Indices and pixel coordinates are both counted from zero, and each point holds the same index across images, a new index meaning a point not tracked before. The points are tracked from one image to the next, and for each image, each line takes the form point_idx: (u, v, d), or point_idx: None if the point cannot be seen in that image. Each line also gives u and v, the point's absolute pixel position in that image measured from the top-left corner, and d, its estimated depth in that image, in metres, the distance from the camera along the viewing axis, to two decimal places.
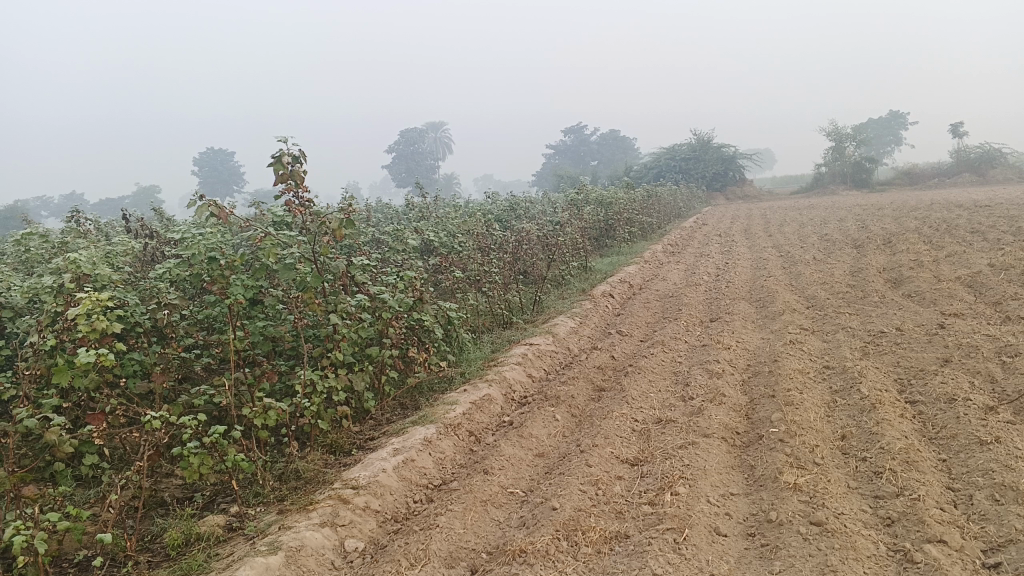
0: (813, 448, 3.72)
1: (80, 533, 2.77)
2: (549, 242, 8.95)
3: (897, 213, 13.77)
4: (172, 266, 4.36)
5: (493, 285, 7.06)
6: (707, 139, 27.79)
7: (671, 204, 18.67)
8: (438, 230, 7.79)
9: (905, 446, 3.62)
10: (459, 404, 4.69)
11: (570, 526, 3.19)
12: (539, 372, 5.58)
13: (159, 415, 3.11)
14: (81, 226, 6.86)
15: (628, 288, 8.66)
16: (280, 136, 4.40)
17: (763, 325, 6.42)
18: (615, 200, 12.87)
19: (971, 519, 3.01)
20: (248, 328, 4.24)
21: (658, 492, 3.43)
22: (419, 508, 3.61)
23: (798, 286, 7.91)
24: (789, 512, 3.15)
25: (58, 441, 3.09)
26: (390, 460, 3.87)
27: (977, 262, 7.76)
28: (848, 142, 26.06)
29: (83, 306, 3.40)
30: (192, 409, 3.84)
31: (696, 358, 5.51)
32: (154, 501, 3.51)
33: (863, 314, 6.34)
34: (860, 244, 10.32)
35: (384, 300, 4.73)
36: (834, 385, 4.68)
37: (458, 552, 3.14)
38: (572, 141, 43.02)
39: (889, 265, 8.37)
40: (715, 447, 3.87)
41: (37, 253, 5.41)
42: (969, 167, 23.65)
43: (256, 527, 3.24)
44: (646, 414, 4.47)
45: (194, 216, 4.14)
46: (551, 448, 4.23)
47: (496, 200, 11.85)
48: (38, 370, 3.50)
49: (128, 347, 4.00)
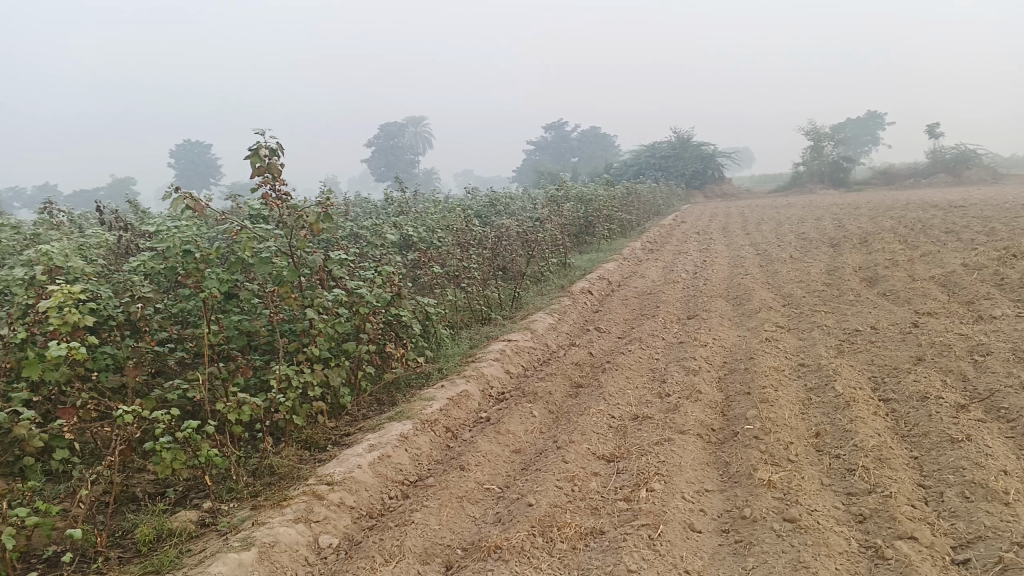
0: (788, 445, 3.75)
1: (49, 528, 2.74)
2: (528, 238, 8.95)
3: (874, 212, 13.88)
4: (146, 259, 4.30)
5: (472, 280, 7.05)
6: (687, 137, 27.90)
7: (650, 202, 18.74)
8: (417, 225, 7.77)
9: (878, 443, 3.65)
10: (436, 400, 4.67)
11: (546, 522, 3.19)
12: (517, 368, 5.57)
13: (131, 409, 3.07)
14: (55, 217, 6.78)
15: (607, 284, 8.68)
16: (257, 129, 4.36)
17: (740, 322, 6.45)
18: (595, 197, 12.90)
19: (941, 516, 3.04)
20: (223, 322, 4.20)
21: (634, 488, 3.44)
22: (395, 504, 3.59)
23: (775, 284, 7.97)
24: (763, 508, 3.16)
25: (28, 435, 3.05)
26: (365, 456, 3.85)
27: (951, 262, 7.85)
28: (826, 142, 26.27)
29: (55, 298, 3.35)
30: (165, 404, 3.79)
31: (673, 355, 5.54)
32: (126, 496, 3.48)
33: (839, 312, 6.39)
34: (837, 243, 10.40)
35: (362, 295, 4.70)
36: (809, 382, 4.71)
37: (433, 548, 3.13)
38: (553, 138, 43.05)
39: (865, 265, 8.44)
40: (691, 444, 3.89)
41: (8, 244, 5.33)
42: (944, 168, 23.92)
43: (229, 523, 3.21)
44: (623, 411, 4.48)
45: (169, 209, 4.10)
46: (527, 444, 4.23)
47: (476, 196, 11.83)
48: (8, 363, 3.45)
49: (101, 341, 3.95)
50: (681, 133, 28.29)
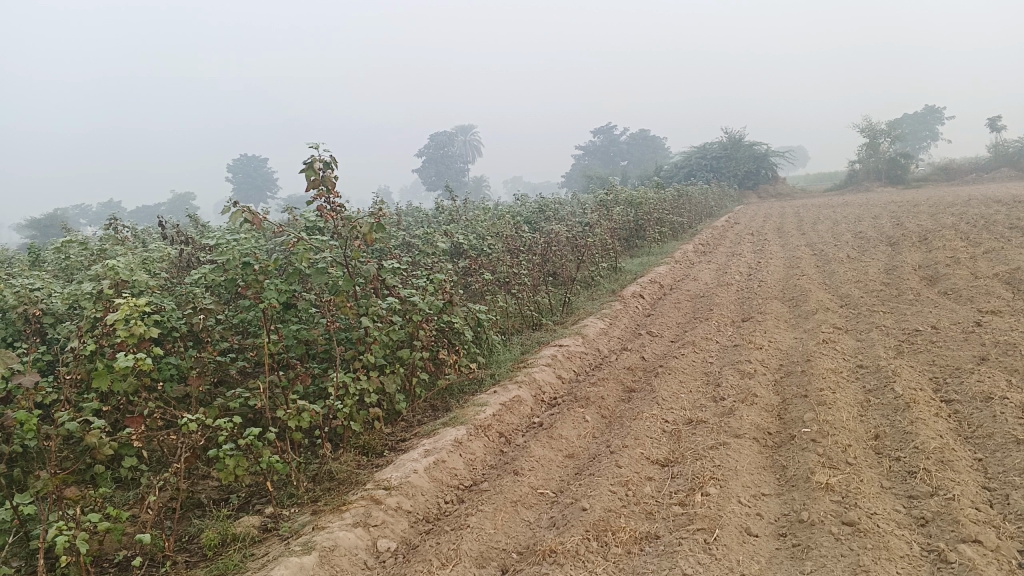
0: (846, 448, 3.69)
1: (120, 533, 2.84)
2: (578, 243, 8.97)
3: (934, 210, 13.53)
4: (206, 272, 4.43)
5: (522, 286, 7.09)
6: (738, 138, 27.57)
7: (702, 204, 18.55)
8: (467, 232, 7.85)
9: (941, 445, 3.57)
10: (489, 406, 4.72)
11: (600, 526, 3.20)
12: (569, 374, 5.59)
13: (196, 417, 3.16)
14: (119, 233, 7.01)
15: (659, 288, 8.63)
16: (312, 143, 4.51)
17: (796, 324, 6.37)
18: (645, 200, 12.84)
19: (1007, 519, 2.97)
20: (282, 332, 4.31)
21: (689, 492, 3.43)
22: (450, 509, 3.64)
23: (832, 285, 7.84)
24: (821, 512, 3.13)
25: (98, 443, 3.17)
26: (421, 461, 3.91)
27: (1017, 259, 7.61)
28: (883, 139, 25.69)
29: (122, 311, 3.48)
30: (228, 412, 3.90)
31: (727, 358, 5.49)
32: (191, 502, 3.59)
33: (898, 312, 6.27)
34: (895, 241, 10.16)
35: (414, 303, 4.77)
36: (868, 384, 4.63)
37: (488, 552, 3.16)
38: (603, 142, 42.92)
39: (925, 263, 8.24)
40: (747, 448, 3.86)
41: (76, 260, 5.54)
42: (1008, 162, 23.22)
43: (291, 528, 3.29)
44: (677, 415, 4.46)
45: (229, 222, 4.21)
46: (581, 449, 4.23)
47: (526, 202, 11.86)
48: (79, 375, 3.59)
49: (164, 351, 4.09)
50: (732, 133, 27.95)
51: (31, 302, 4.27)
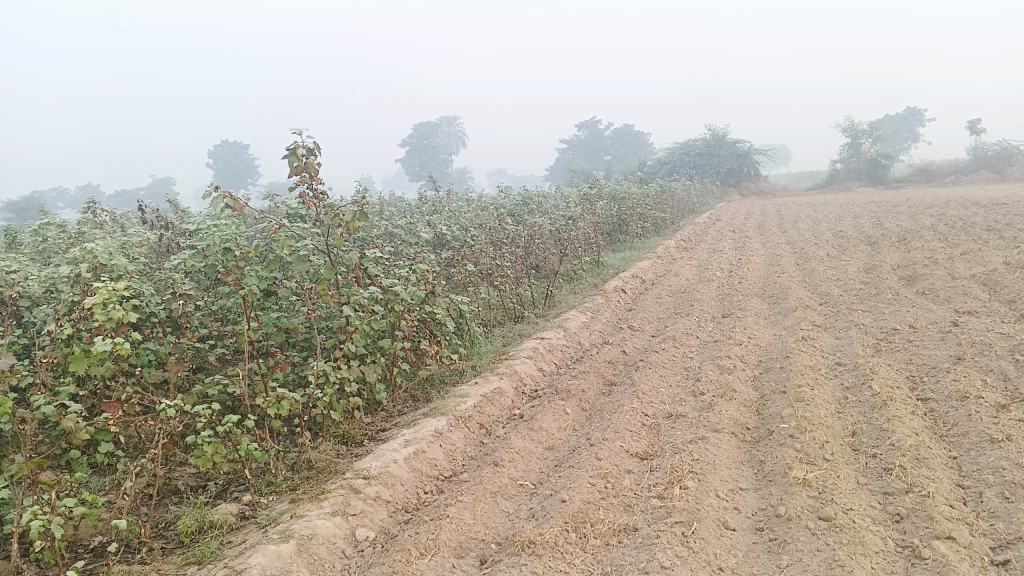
0: (823, 444, 3.72)
1: (95, 519, 2.81)
2: (561, 236, 9.00)
3: (914, 210, 13.62)
4: (186, 258, 4.39)
5: (504, 279, 7.08)
6: (721, 135, 27.68)
7: (684, 200, 18.60)
8: (450, 224, 7.85)
9: (916, 443, 3.61)
10: (469, 397, 4.71)
11: (579, 518, 3.21)
12: (550, 366, 5.59)
13: (175, 403, 3.13)
14: (98, 217, 6.94)
15: (640, 282, 8.66)
16: (295, 129, 4.49)
17: (776, 321, 6.41)
18: (628, 195, 12.89)
19: (980, 516, 3.01)
20: (262, 319, 4.27)
21: (667, 485, 3.45)
22: (430, 499, 3.64)
23: (812, 282, 7.90)
24: (798, 506, 3.15)
25: (75, 428, 3.13)
26: (401, 450, 3.90)
27: (993, 260, 7.71)
28: (865, 139, 25.90)
29: (100, 295, 3.44)
30: (207, 399, 3.87)
31: (708, 353, 5.52)
32: (168, 489, 3.57)
33: (876, 311, 6.33)
34: (875, 241, 10.25)
35: (396, 293, 4.75)
36: (845, 381, 4.67)
37: (468, 542, 3.16)
38: (587, 136, 42.96)
39: (904, 263, 8.33)
40: (725, 442, 3.88)
41: (53, 243, 5.48)
42: (986, 165, 23.53)
43: (269, 515, 3.28)
44: (657, 409, 4.48)
45: (210, 208, 4.18)
46: (560, 442, 4.24)
47: (509, 194, 11.85)
48: (56, 359, 3.55)
49: (143, 337, 4.05)
50: (715, 130, 28.07)
51: (8, 285, 4.22)
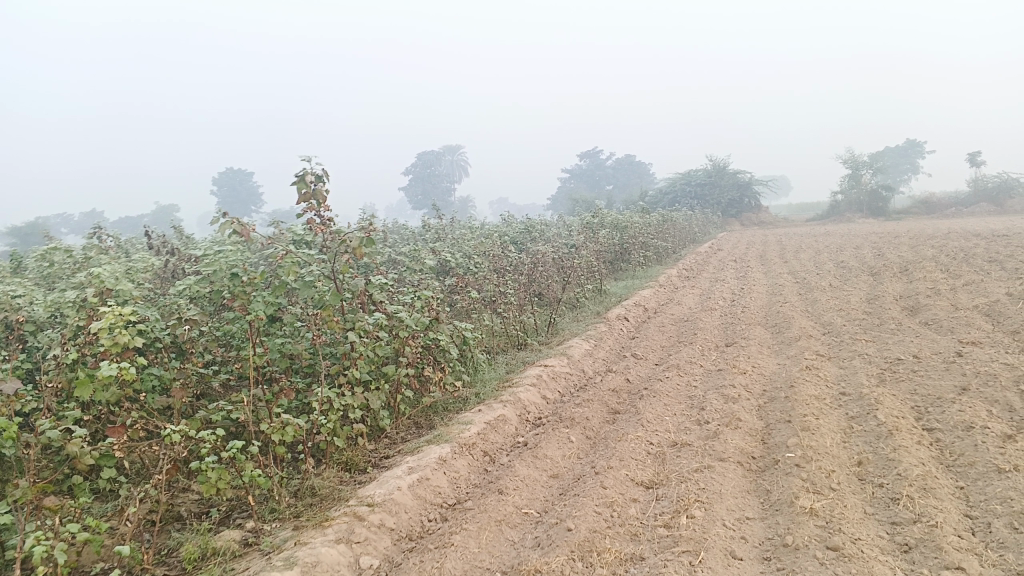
0: (829, 474, 3.71)
1: (99, 545, 2.78)
2: (564, 265, 9.03)
3: (915, 241, 13.68)
4: (191, 283, 4.39)
5: (508, 306, 7.09)
6: (723, 165, 27.84)
7: (686, 230, 18.65)
8: (454, 251, 7.89)
9: (923, 472, 3.60)
10: (473, 424, 4.70)
11: (585, 547, 3.19)
12: (554, 394, 5.58)
13: (179, 429, 3.10)
14: (103, 242, 6.98)
15: (643, 311, 8.67)
16: (304, 156, 4.53)
17: (779, 350, 6.40)
18: (630, 224, 12.95)
19: (989, 547, 2.99)
20: (267, 345, 4.27)
21: (674, 514, 3.43)
22: (433, 527, 3.62)
23: (814, 312, 7.90)
24: (805, 536, 3.13)
25: (79, 452, 3.11)
26: (405, 478, 3.88)
27: (995, 291, 7.72)
28: (864, 170, 26.05)
29: (106, 320, 3.43)
30: (211, 424, 3.86)
31: (711, 382, 5.51)
32: (170, 515, 3.55)
33: (879, 341, 6.32)
34: (876, 271, 10.27)
35: (401, 319, 4.74)
36: (850, 411, 4.65)
37: (472, 570, 3.14)
38: (588, 165, 43.21)
39: (906, 293, 8.33)
40: (731, 471, 3.86)
41: (59, 268, 5.51)
42: (986, 197, 23.65)
43: (272, 542, 3.25)
44: (661, 437, 4.47)
45: (217, 233, 4.19)
46: (565, 470, 4.22)
47: (512, 222, 11.91)
48: (60, 383, 3.54)
49: (147, 362, 4.05)
50: (716, 160, 28.22)
51: (14, 309, 4.23)
